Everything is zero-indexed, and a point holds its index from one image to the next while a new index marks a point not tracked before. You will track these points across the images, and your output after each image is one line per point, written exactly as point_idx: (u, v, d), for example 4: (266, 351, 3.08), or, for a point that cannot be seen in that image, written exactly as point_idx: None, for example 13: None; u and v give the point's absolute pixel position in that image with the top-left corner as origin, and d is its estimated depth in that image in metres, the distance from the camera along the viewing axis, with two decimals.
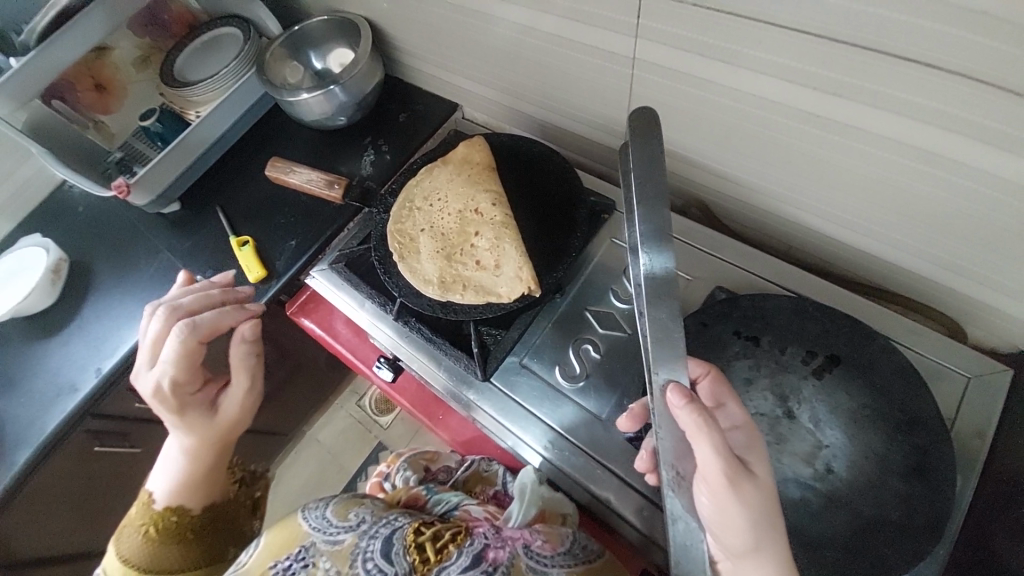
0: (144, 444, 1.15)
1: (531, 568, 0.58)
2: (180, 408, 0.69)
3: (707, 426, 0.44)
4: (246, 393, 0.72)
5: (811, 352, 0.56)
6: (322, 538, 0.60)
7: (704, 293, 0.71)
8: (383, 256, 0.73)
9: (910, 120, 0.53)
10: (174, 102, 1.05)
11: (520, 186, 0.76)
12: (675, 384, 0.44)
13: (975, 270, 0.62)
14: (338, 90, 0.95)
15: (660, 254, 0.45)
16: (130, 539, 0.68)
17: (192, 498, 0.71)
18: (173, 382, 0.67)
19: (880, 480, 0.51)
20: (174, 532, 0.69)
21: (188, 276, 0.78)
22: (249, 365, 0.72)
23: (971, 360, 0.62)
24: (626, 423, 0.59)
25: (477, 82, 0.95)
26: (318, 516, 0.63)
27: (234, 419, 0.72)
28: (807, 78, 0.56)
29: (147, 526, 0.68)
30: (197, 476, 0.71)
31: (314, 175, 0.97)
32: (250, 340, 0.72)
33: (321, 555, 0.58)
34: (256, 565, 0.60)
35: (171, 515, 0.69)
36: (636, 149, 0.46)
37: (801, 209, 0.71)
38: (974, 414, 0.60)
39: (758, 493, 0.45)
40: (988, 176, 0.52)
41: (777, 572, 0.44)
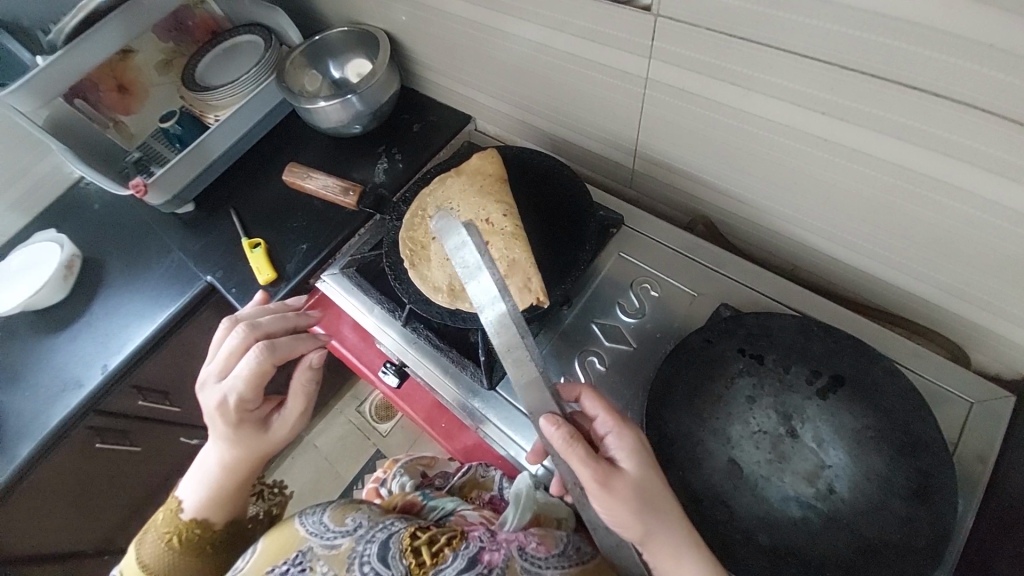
0: (144, 442, 1.15)
1: (524, 569, 0.58)
2: (236, 423, 0.69)
3: (569, 443, 0.48)
4: (299, 417, 0.73)
5: (815, 371, 0.56)
6: (319, 542, 0.60)
7: (709, 310, 0.71)
8: (393, 262, 0.75)
9: (915, 146, 0.54)
10: (194, 105, 1.08)
11: (531, 199, 0.77)
12: (548, 413, 0.49)
13: (978, 295, 0.63)
14: (354, 99, 0.97)
15: (495, 317, 0.47)
16: (152, 545, 0.69)
17: (216, 512, 0.72)
18: (239, 398, 0.67)
19: (881, 502, 0.51)
20: (194, 544, 0.71)
21: (263, 297, 0.80)
22: (307, 391, 0.72)
23: (973, 384, 0.62)
24: (530, 458, 0.66)
25: (490, 95, 0.98)
26: (315, 521, 0.63)
27: (282, 440, 0.73)
28: (816, 103, 0.57)
29: (170, 535, 0.70)
30: (227, 492, 0.72)
31: (329, 180, 0.98)
32: (316, 366, 0.72)
33: (317, 559, 0.58)
34: (252, 570, 0.60)
35: (196, 527, 0.71)
36: (450, 241, 0.46)
37: (807, 230, 0.72)
38: (977, 439, 0.60)
39: (630, 487, 0.48)
40: (990, 203, 0.53)
41: (680, 547, 0.48)
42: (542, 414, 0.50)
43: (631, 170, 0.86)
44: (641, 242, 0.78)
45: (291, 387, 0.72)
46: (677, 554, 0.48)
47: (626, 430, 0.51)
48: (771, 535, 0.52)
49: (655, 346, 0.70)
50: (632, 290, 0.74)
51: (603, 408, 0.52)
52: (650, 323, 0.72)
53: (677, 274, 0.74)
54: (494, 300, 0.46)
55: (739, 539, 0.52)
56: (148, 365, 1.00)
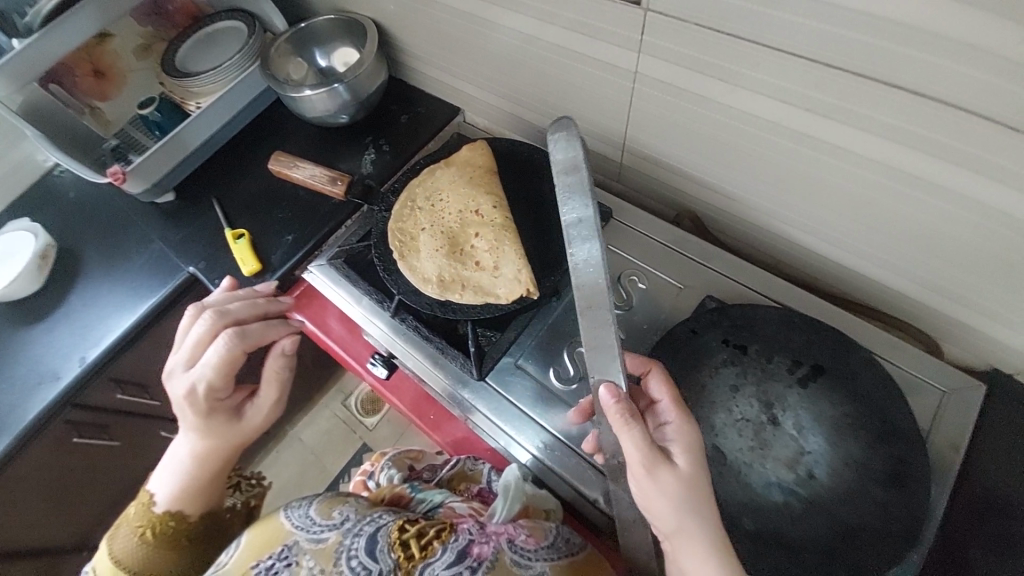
0: (123, 437, 1.13)
1: (515, 563, 0.58)
2: (206, 412, 0.68)
3: (627, 422, 0.48)
4: (273, 405, 0.72)
5: (796, 361, 0.58)
6: (305, 536, 0.60)
7: (695, 302, 0.72)
8: (382, 254, 0.73)
9: (896, 143, 0.55)
10: (174, 92, 1.05)
11: (519, 191, 0.77)
12: (609, 383, 0.49)
13: (951, 288, 0.65)
14: (341, 88, 0.96)
15: (591, 263, 0.50)
16: (124, 540, 0.68)
17: (191, 504, 0.71)
18: (207, 387, 0.67)
19: (858, 487, 0.52)
20: (169, 537, 0.70)
21: (231, 284, 0.79)
22: (281, 378, 0.72)
23: (945, 373, 0.65)
24: (575, 416, 0.64)
25: (480, 87, 0.97)
26: (301, 514, 0.62)
27: (257, 428, 0.72)
28: (801, 100, 0.58)
29: (143, 528, 0.69)
30: (200, 483, 0.71)
31: (316, 170, 0.97)
32: (289, 353, 0.72)
33: (304, 554, 0.58)
34: (236, 565, 0.59)
35: (170, 520, 0.70)
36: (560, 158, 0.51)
37: (790, 225, 0.74)
38: (948, 427, 0.62)
39: (678, 481, 0.48)
40: (965, 199, 0.55)
41: (708, 553, 0.46)
42: (602, 382, 0.50)
43: (619, 164, 0.87)
44: (629, 235, 0.79)
45: (263, 374, 0.72)
46: (705, 559, 0.46)
47: (687, 425, 0.51)
48: (754, 519, 0.53)
49: (642, 337, 0.71)
50: (619, 282, 0.74)
51: (668, 398, 0.53)
52: (638, 315, 0.73)
53: (665, 267, 0.75)
54: (587, 241, 0.50)
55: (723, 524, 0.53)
56: (128, 357, 0.98)
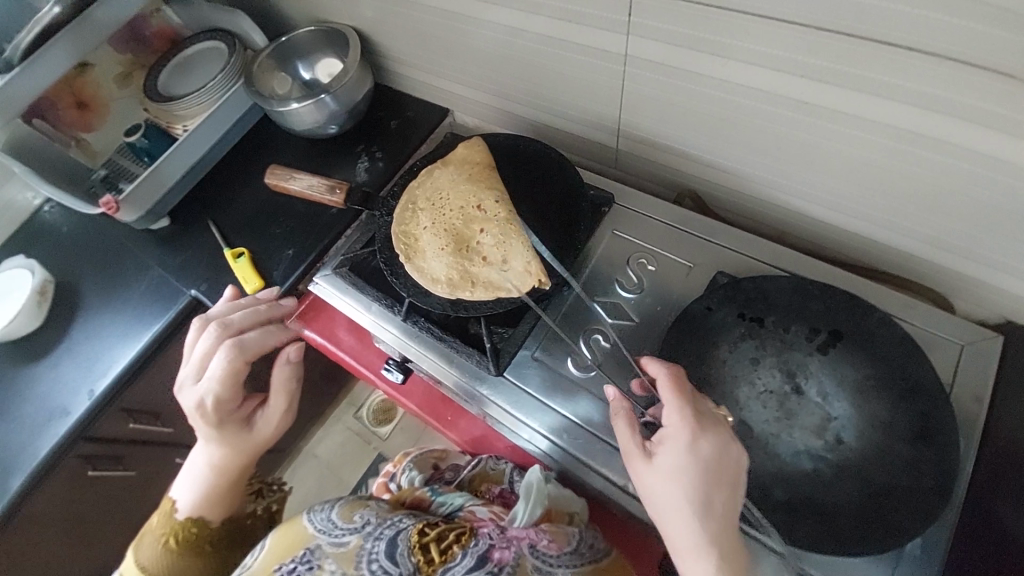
0: (138, 467, 1.11)
1: (536, 568, 0.59)
2: (218, 424, 0.68)
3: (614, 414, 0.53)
4: (283, 415, 0.71)
5: (814, 328, 0.57)
6: (327, 540, 0.59)
7: (706, 280, 0.66)
8: (388, 258, 0.70)
9: (892, 103, 0.56)
10: (159, 116, 1.05)
11: (520, 182, 0.72)
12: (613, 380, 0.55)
13: (956, 243, 0.65)
14: (328, 99, 0.97)
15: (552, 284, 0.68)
16: (149, 548, 0.68)
17: (212, 511, 0.71)
18: (216, 400, 0.66)
19: (889, 447, 0.51)
20: (192, 544, 0.70)
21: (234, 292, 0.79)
22: (290, 388, 0.71)
23: (967, 327, 0.61)
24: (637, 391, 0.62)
25: (468, 86, 0.97)
26: (323, 518, 0.62)
27: (269, 439, 0.71)
28: (796, 67, 0.58)
29: (167, 536, 0.69)
30: (219, 491, 0.71)
31: (313, 180, 0.98)
32: (295, 361, 0.72)
33: (326, 558, 0.57)
34: (261, 567, 0.59)
35: (192, 527, 0.70)
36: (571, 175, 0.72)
37: (790, 194, 0.74)
38: (970, 378, 0.59)
39: (651, 478, 0.48)
40: (965, 152, 0.55)
41: (692, 560, 0.45)
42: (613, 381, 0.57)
43: (615, 150, 0.87)
44: (633, 218, 0.72)
45: (272, 385, 0.71)
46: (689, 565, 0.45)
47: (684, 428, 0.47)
48: (788, 489, 0.52)
49: (661, 324, 0.65)
50: (629, 265, 0.68)
51: (670, 398, 0.49)
52: (650, 298, 0.67)
53: (673, 246, 0.69)
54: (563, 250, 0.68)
55: (757, 496, 0.52)
56: (137, 386, 0.97)
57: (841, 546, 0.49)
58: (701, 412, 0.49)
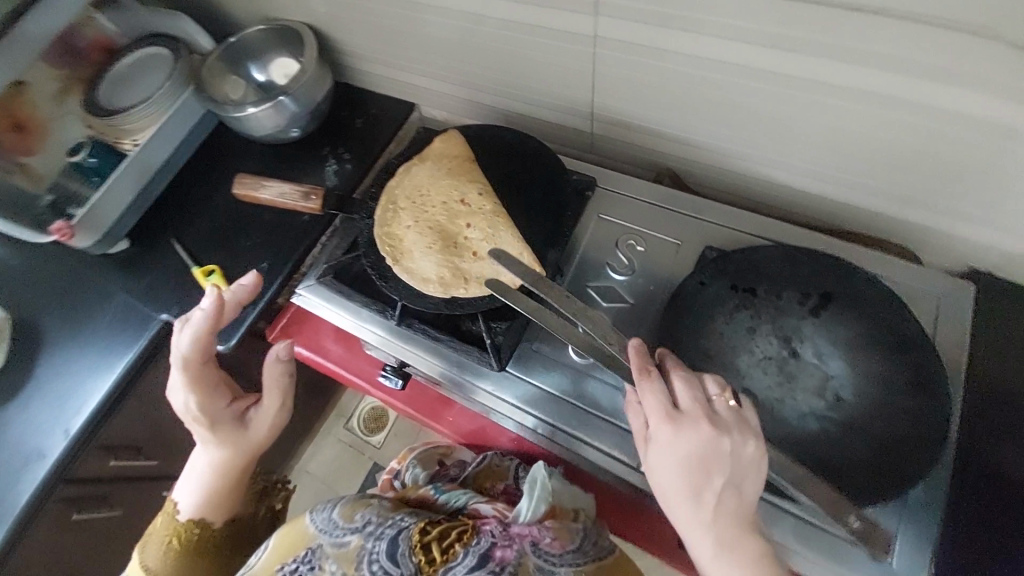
0: (123, 506, 1.06)
1: (537, 567, 0.65)
2: (213, 427, 0.71)
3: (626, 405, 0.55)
4: (277, 413, 0.74)
5: (805, 293, 0.58)
6: (328, 540, 0.66)
7: (695, 256, 0.67)
8: (373, 262, 0.68)
9: (861, 67, 0.57)
10: (105, 132, 0.97)
11: (503, 172, 0.71)
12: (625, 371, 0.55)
13: (925, 200, 0.68)
14: (287, 100, 0.92)
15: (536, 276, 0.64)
16: (155, 548, 0.74)
17: (213, 512, 0.76)
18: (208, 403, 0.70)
19: (887, 399, 0.54)
20: (195, 542, 0.75)
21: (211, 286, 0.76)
22: (282, 388, 0.73)
23: (940, 280, 0.64)
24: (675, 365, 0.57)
25: (434, 78, 0.95)
26: (325, 518, 0.68)
27: (265, 437, 0.74)
28: (767, 38, 0.59)
29: (170, 537, 0.74)
30: (220, 491, 0.75)
31: (285, 187, 0.82)
32: (285, 360, 0.73)
33: (327, 558, 0.64)
34: (264, 566, 0.66)
35: (194, 527, 0.75)
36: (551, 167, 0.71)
37: (767, 165, 0.75)
38: (951, 328, 0.62)
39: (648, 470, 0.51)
40: (930, 109, 0.57)
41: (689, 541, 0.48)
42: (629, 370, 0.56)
43: (591, 134, 0.86)
44: (617, 201, 0.72)
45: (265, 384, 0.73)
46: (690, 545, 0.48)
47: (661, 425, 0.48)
48: (799, 451, 0.54)
49: (656, 303, 0.65)
50: (619, 248, 0.68)
51: (649, 397, 0.49)
52: (642, 279, 0.67)
53: (660, 226, 0.70)
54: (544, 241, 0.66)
55: None
56: (114, 422, 0.92)
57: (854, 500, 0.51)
58: (681, 410, 0.49)
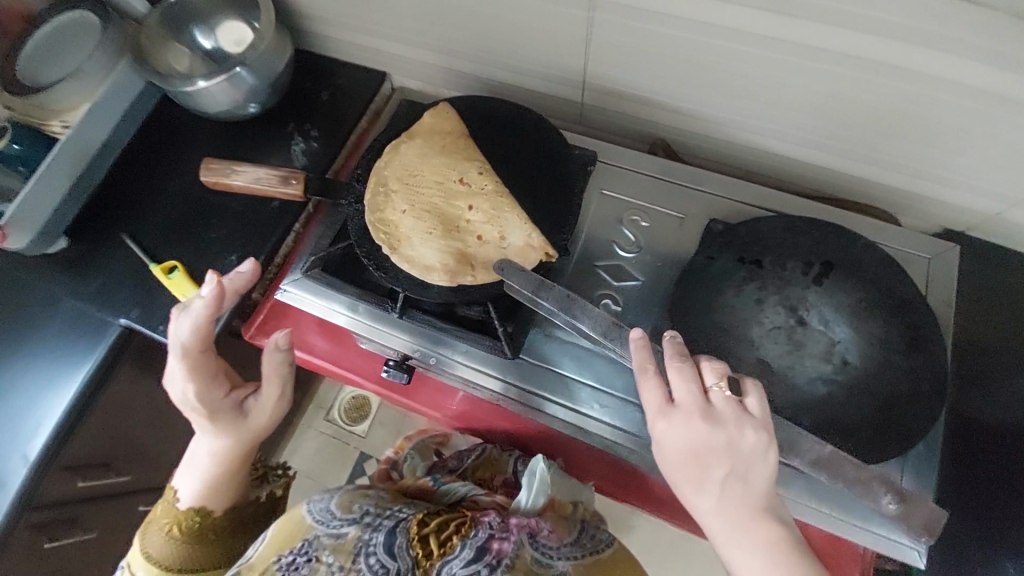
0: (93, 524, 0.99)
1: (535, 560, 0.65)
2: (211, 415, 0.69)
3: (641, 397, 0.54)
4: (277, 400, 0.71)
5: (808, 262, 0.60)
6: (325, 531, 0.64)
7: (699, 229, 0.66)
8: (369, 252, 0.64)
9: (862, 35, 0.57)
10: (28, 113, 0.86)
11: (498, 149, 0.67)
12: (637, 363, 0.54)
13: (910, 164, 0.71)
14: (244, 72, 0.83)
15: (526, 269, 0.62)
16: (155, 538, 0.73)
17: (214, 501, 0.75)
18: (205, 392, 0.68)
19: (886, 359, 0.57)
20: (195, 530, 0.74)
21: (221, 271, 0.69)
22: (281, 374, 0.69)
23: (927, 241, 0.67)
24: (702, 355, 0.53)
25: (410, 46, 0.87)
26: (322, 508, 0.66)
27: (265, 425, 0.72)
28: (770, 4, 0.58)
29: (170, 525, 0.73)
30: (221, 479, 0.74)
31: (262, 171, 0.73)
32: (284, 348, 0.68)
33: (324, 549, 0.62)
34: (260, 559, 0.62)
35: (195, 515, 0.74)
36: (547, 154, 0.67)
37: (756, 132, 0.75)
38: (941, 287, 0.65)
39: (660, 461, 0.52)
40: (911, 74, 0.59)
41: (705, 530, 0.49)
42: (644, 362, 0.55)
43: (581, 104, 0.83)
44: (619, 173, 0.70)
45: (264, 372, 0.69)
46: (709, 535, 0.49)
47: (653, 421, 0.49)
48: (813, 415, 0.56)
49: (664, 278, 0.65)
50: (624, 223, 0.67)
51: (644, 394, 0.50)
52: (649, 255, 0.66)
53: (663, 199, 0.68)
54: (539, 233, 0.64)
55: None
56: (77, 440, 0.84)
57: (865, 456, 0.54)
58: (678, 404, 0.49)
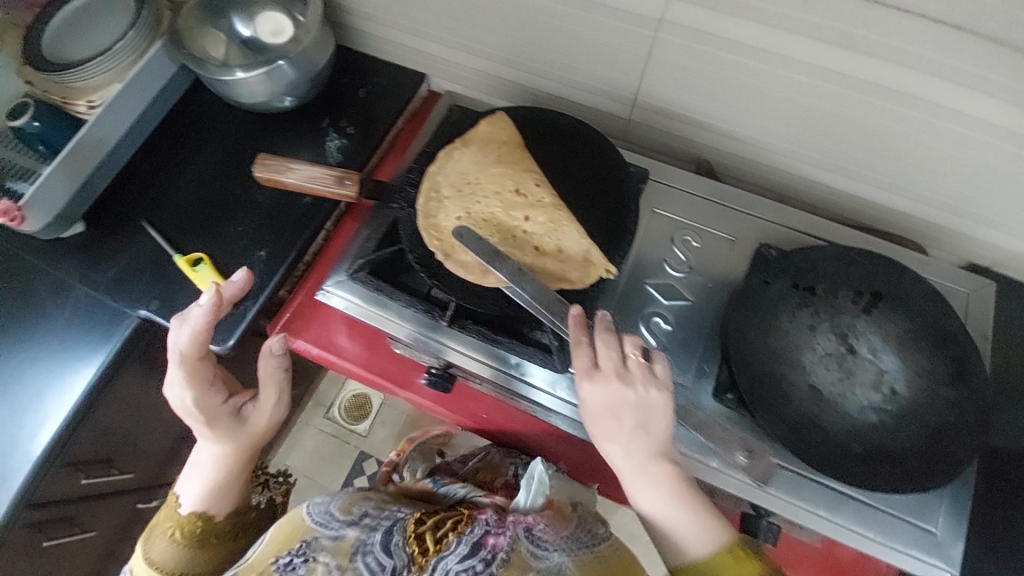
0: (85, 519, 0.94)
1: (531, 553, 0.58)
2: (209, 421, 0.67)
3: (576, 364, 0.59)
4: (275, 406, 0.70)
5: (858, 291, 0.61)
6: (325, 533, 0.60)
7: (750, 253, 0.68)
8: (421, 257, 0.63)
9: (925, 76, 0.60)
10: (52, 91, 0.82)
11: (554, 162, 0.67)
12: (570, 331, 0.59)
13: (949, 203, 0.73)
14: (285, 66, 0.81)
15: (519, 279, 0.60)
16: (160, 541, 0.68)
17: (217, 504, 0.70)
18: (201, 398, 0.66)
19: (933, 391, 0.58)
20: (198, 536, 0.70)
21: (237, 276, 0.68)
22: (279, 378, 0.69)
23: (964, 277, 0.70)
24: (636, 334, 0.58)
25: (458, 52, 0.87)
26: (322, 510, 0.62)
27: (265, 430, 0.71)
28: (840, 38, 0.60)
29: (174, 529, 0.69)
30: (224, 484, 0.70)
31: (315, 170, 0.73)
32: (280, 353, 0.68)
33: (322, 551, 0.58)
34: (257, 561, 0.59)
35: (197, 520, 0.70)
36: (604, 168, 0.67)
37: (800, 159, 0.77)
38: (976, 320, 0.67)
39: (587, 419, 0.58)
40: (950, 112, 0.62)
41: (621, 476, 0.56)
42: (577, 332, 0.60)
43: (626, 120, 0.84)
44: (671, 194, 0.71)
45: (260, 377, 0.69)
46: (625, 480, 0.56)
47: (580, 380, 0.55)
48: (863, 443, 0.57)
49: (716, 297, 0.66)
50: (676, 243, 0.68)
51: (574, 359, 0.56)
52: (700, 275, 0.67)
53: (713, 221, 0.70)
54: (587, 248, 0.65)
55: (839, 453, 0.57)
56: (85, 432, 0.81)
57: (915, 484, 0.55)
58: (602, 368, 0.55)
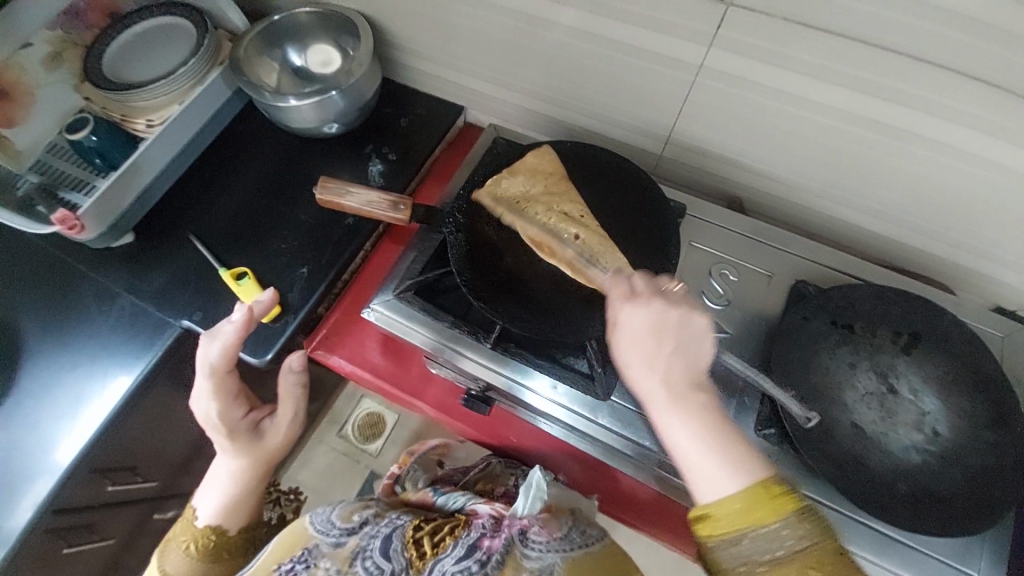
0: (103, 528, 0.94)
1: (525, 554, 0.61)
2: (230, 433, 0.69)
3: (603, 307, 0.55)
4: (292, 421, 0.73)
5: (896, 331, 0.62)
6: (325, 540, 0.62)
7: (786, 289, 0.69)
8: (468, 281, 0.65)
9: (960, 128, 0.62)
10: (111, 109, 0.87)
11: (596, 196, 0.71)
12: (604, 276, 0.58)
13: (979, 246, 0.74)
14: (337, 96, 0.85)
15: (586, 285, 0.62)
16: (174, 556, 0.68)
17: (231, 519, 0.70)
18: (224, 411, 0.68)
19: (975, 434, 0.58)
20: (212, 550, 0.69)
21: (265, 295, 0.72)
22: (297, 394, 0.73)
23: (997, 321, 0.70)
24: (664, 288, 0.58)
25: (500, 87, 0.91)
26: (323, 519, 0.65)
27: (280, 445, 0.73)
28: (876, 89, 0.63)
29: (188, 543, 0.68)
30: (239, 498, 0.70)
31: (373, 194, 0.75)
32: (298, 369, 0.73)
33: (322, 557, 0.61)
34: (262, 565, 0.62)
35: (211, 534, 0.69)
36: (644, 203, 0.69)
37: (830, 200, 0.79)
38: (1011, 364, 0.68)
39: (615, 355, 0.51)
40: (982, 162, 0.64)
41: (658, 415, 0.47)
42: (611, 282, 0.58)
43: (658, 155, 0.87)
44: (709, 229, 0.73)
45: (280, 392, 0.73)
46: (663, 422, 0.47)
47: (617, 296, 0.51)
48: (909, 483, 0.57)
49: (755, 331, 0.68)
50: (714, 277, 0.70)
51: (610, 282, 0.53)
52: (738, 309, 0.69)
53: (748, 256, 0.72)
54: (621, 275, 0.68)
55: (883, 492, 0.57)
56: (114, 440, 0.81)
57: (964, 529, 0.55)
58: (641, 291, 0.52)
